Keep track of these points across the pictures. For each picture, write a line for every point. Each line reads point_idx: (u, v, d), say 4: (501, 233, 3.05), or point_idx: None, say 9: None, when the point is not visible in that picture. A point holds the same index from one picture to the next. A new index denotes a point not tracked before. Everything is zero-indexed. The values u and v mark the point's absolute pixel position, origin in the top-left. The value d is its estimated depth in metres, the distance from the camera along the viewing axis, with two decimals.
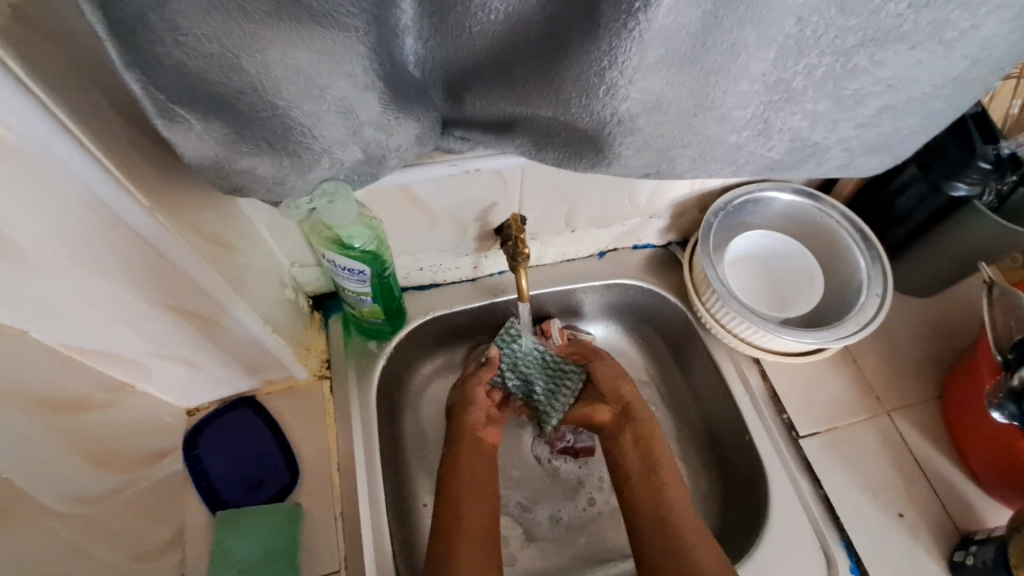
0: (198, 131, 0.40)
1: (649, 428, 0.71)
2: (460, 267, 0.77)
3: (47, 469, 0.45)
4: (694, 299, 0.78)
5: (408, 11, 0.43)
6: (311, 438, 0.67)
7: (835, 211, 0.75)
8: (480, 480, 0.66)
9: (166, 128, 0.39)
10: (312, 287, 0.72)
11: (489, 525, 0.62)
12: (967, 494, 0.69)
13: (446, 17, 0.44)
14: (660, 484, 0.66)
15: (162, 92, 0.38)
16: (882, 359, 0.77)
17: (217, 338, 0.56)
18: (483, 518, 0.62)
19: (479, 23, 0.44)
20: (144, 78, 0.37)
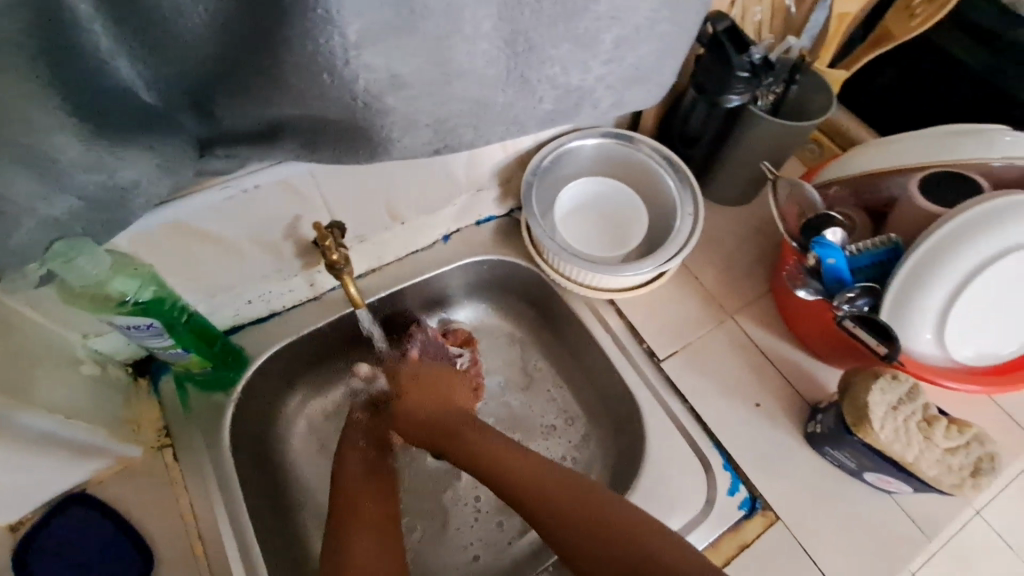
0: None
1: (478, 440, 0.68)
2: (295, 289, 0.73)
3: None
4: (539, 259, 0.79)
5: (100, 34, 0.38)
6: (160, 515, 0.62)
7: (641, 144, 0.78)
8: (362, 458, 0.71)
9: None
10: (126, 355, 0.65)
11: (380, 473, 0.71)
12: (809, 368, 0.76)
13: (148, 34, 0.39)
14: (527, 487, 0.63)
15: None
16: (718, 268, 0.83)
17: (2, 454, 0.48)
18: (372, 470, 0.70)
19: (185, 30, 0.40)
20: None
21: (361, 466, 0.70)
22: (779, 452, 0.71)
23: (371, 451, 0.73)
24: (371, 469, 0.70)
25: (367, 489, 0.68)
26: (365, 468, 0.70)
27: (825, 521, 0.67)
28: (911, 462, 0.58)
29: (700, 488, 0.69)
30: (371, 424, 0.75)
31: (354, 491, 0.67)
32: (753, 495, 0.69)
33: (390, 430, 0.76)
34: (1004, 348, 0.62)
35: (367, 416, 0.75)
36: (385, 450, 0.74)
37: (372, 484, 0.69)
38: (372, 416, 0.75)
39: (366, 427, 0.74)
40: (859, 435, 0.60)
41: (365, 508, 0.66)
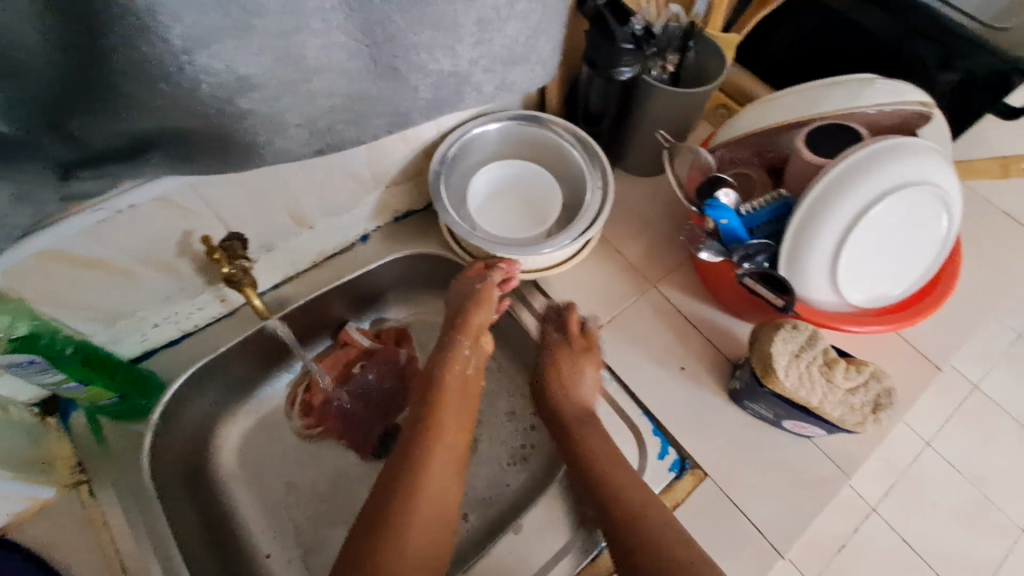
0: None
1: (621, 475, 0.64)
2: (205, 306, 0.71)
3: None
4: (459, 249, 0.79)
5: None
6: (81, 550, 0.61)
7: (547, 123, 0.78)
8: (450, 426, 0.65)
9: None
10: (29, 396, 0.63)
11: (476, 378, 0.71)
12: (729, 327, 0.78)
13: None
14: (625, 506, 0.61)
15: None
16: (638, 240, 0.85)
17: None
18: (473, 373, 0.71)
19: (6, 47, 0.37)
20: None
21: (459, 380, 0.69)
22: (706, 411, 0.73)
23: (471, 361, 0.71)
24: (465, 381, 0.69)
25: (439, 474, 0.61)
26: (450, 450, 0.63)
27: (751, 472, 0.70)
28: (816, 405, 0.60)
29: (631, 456, 0.71)
30: (458, 371, 0.69)
31: (444, 405, 0.66)
32: (683, 456, 0.71)
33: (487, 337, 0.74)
34: (902, 286, 0.66)
35: (456, 361, 0.70)
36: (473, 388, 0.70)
37: (443, 460, 0.62)
38: (478, 317, 0.71)
39: (455, 374, 0.69)
40: (769, 385, 0.62)
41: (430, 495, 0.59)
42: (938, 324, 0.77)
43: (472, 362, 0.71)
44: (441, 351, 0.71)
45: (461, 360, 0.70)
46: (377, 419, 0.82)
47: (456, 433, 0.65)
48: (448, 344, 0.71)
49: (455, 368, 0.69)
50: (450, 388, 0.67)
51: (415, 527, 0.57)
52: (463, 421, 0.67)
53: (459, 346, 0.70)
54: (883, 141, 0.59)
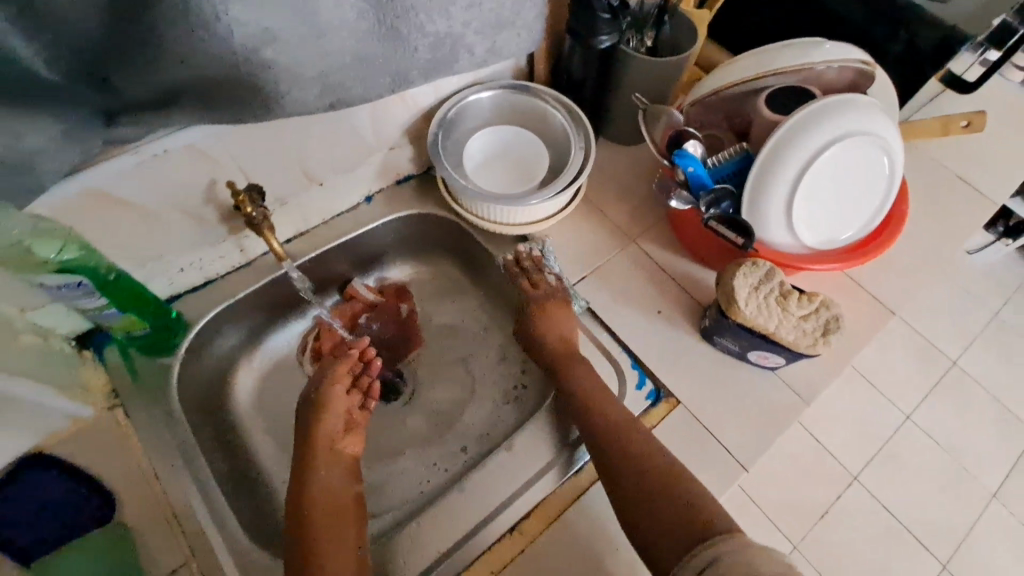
0: None
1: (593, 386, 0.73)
2: (225, 255, 0.78)
3: None
4: (455, 206, 0.86)
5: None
6: (116, 465, 0.67)
7: (537, 91, 0.86)
8: (320, 495, 0.66)
9: None
10: (68, 329, 0.69)
11: (348, 503, 0.67)
12: (702, 276, 0.86)
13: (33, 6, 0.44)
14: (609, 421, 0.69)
15: None
16: (619, 201, 0.92)
17: None
18: (342, 501, 0.67)
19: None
20: None
21: (324, 499, 0.65)
22: (680, 349, 0.81)
23: (333, 479, 0.68)
24: (334, 501, 0.66)
25: (330, 485, 0.67)
26: (337, 476, 0.68)
27: (720, 402, 0.77)
28: (773, 330, 0.68)
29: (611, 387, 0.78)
30: (328, 437, 0.70)
31: (310, 520, 0.64)
32: (658, 387, 0.78)
33: (351, 438, 0.73)
34: (856, 229, 0.73)
35: (322, 429, 0.70)
36: (351, 468, 0.71)
37: (329, 486, 0.67)
38: (328, 425, 0.71)
39: (321, 498, 0.65)
40: (733, 317, 0.69)
41: (325, 511, 0.64)
42: (891, 272, 0.85)
43: (347, 459, 0.71)
44: (298, 471, 0.68)
45: (325, 476, 0.68)
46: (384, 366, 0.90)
47: (317, 506, 0.65)
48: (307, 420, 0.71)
49: (339, 399, 0.72)
50: (320, 455, 0.69)
51: None
52: (339, 505, 0.66)
53: (332, 395, 0.71)
54: (830, 99, 0.67)
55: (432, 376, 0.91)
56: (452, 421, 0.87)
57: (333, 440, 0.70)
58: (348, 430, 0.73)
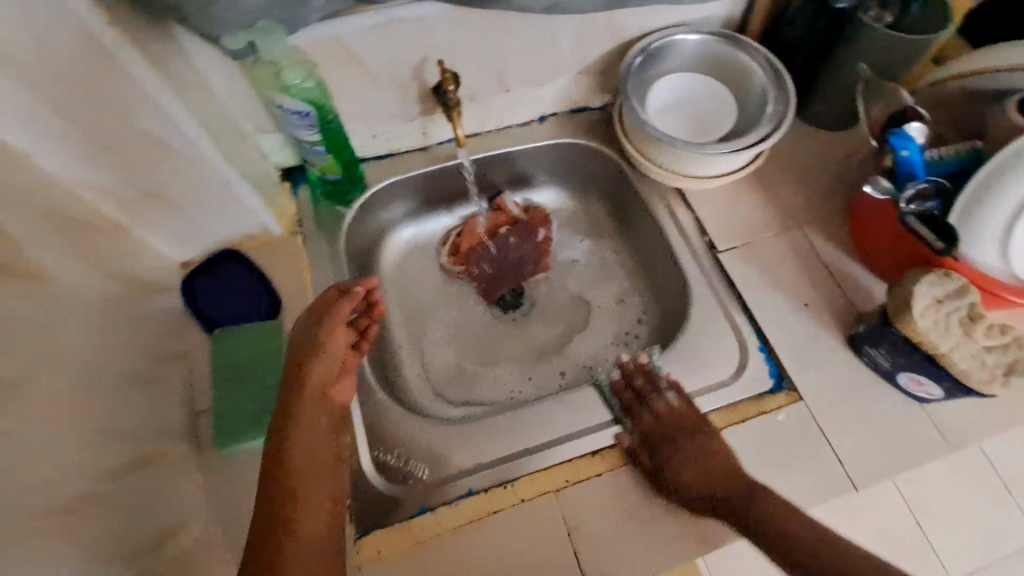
0: None
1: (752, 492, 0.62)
2: (410, 134, 0.86)
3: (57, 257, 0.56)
4: (625, 141, 0.86)
5: None
6: (287, 281, 0.77)
7: (745, 44, 0.82)
8: (294, 492, 0.56)
9: None
10: (277, 161, 0.82)
11: (332, 456, 0.60)
12: (865, 283, 0.78)
13: None
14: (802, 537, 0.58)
15: None
16: (795, 183, 0.86)
17: (178, 163, 0.63)
18: (325, 454, 0.59)
19: None
20: None
21: (308, 454, 0.58)
22: (818, 349, 0.75)
23: (322, 428, 0.61)
24: (317, 455, 0.59)
25: (312, 449, 0.59)
26: (319, 429, 0.60)
27: (847, 413, 0.71)
28: (943, 352, 0.61)
29: (731, 361, 0.75)
30: (318, 382, 0.62)
31: (291, 479, 0.56)
32: (782, 377, 0.73)
33: (342, 385, 0.64)
34: None
35: (310, 377, 0.61)
36: (337, 426, 0.62)
37: (310, 473, 0.57)
38: (321, 367, 0.62)
39: (300, 450, 0.58)
40: (900, 325, 0.63)
41: (302, 510, 0.55)
42: None
43: (327, 419, 0.61)
44: (286, 409, 0.60)
45: (310, 422, 0.60)
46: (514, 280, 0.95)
47: (285, 530, 0.53)
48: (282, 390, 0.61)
49: (325, 358, 0.62)
50: (300, 429, 0.59)
51: None
52: (327, 464, 0.59)
53: (331, 343, 0.63)
54: None
55: (550, 300, 0.94)
56: (556, 346, 0.90)
57: (321, 387, 0.61)
58: (340, 376, 0.64)
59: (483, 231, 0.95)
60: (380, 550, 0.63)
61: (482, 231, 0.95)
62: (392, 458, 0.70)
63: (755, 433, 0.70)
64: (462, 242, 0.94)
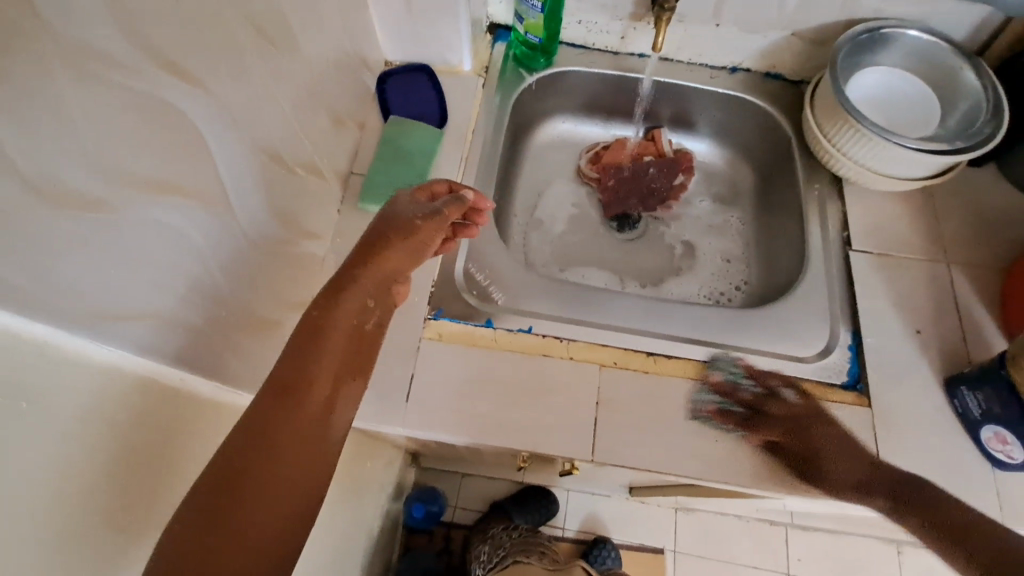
0: None
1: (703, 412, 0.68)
2: (611, 33, 0.92)
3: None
4: (807, 113, 0.86)
5: None
6: (460, 109, 0.87)
7: (979, 62, 0.78)
8: (309, 381, 0.47)
9: None
10: (493, 13, 0.93)
11: (376, 334, 0.55)
12: (993, 341, 0.73)
13: None
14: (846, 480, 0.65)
15: None
16: (962, 221, 0.81)
17: None
18: (370, 332, 0.53)
19: None
20: None
21: (352, 335, 0.51)
22: (911, 375, 0.72)
23: (375, 311, 0.55)
24: (354, 336, 0.51)
25: (357, 320, 0.52)
26: (381, 313, 0.55)
27: (911, 438, 0.68)
28: None
29: (815, 344, 0.75)
30: (387, 272, 0.55)
31: (325, 348, 0.49)
32: (861, 380, 0.72)
33: (401, 285, 0.59)
34: None
35: (383, 264, 0.55)
36: (382, 320, 0.56)
37: (342, 357, 0.50)
38: (397, 263, 0.56)
39: (347, 331, 0.51)
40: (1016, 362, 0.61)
41: (321, 395, 0.48)
42: None
43: (378, 312, 0.55)
44: (342, 278, 0.53)
45: (355, 308, 0.52)
46: (638, 207, 0.98)
47: (299, 416, 0.46)
48: (341, 270, 0.54)
49: (395, 258, 0.56)
50: (345, 315, 0.51)
51: (252, 539, 0.42)
52: (373, 340, 0.54)
53: (391, 256, 0.55)
54: None
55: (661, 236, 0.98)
56: (649, 275, 0.94)
57: (391, 278, 0.56)
58: (403, 280, 0.59)
59: (630, 153, 1.00)
60: (441, 335, 0.70)
61: (628, 152, 1.00)
62: (479, 276, 0.77)
63: (809, 411, 0.69)
64: (608, 153, 1.00)
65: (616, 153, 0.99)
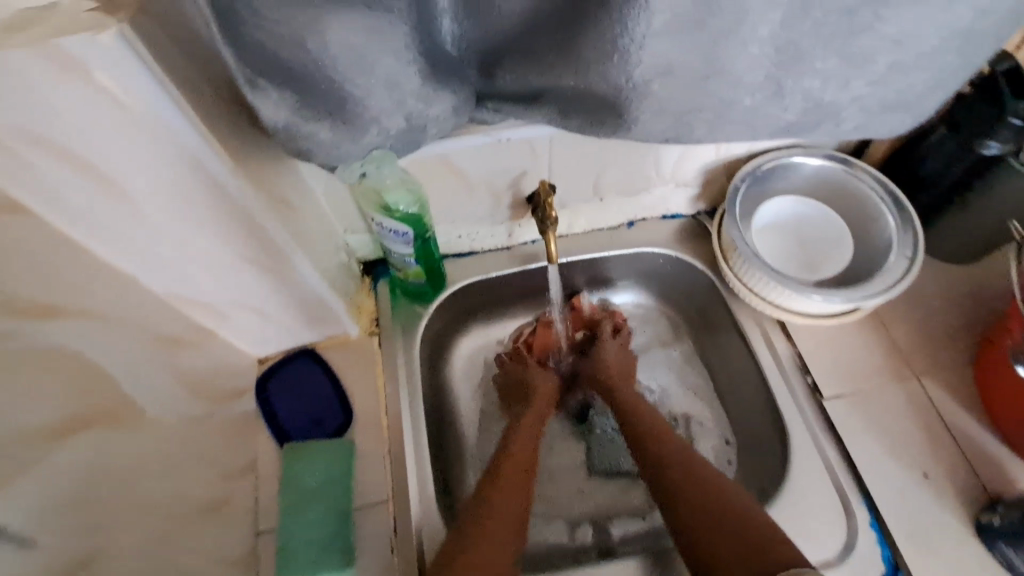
0: (274, 98, 0.45)
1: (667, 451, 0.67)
2: (495, 236, 0.83)
3: (133, 364, 0.56)
4: (722, 265, 0.79)
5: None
6: (365, 388, 0.75)
7: (865, 175, 0.75)
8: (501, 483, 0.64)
9: (251, 95, 0.44)
10: (363, 254, 0.80)
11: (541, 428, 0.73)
12: (999, 457, 0.69)
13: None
14: (717, 502, 0.60)
15: (248, 66, 0.43)
16: (913, 323, 0.77)
17: (272, 274, 0.61)
18: (530, 445, 0.70)
19: None
20: (237, 59, 0.42)
21: (529, 429, 0.72)
22: (939, 531, 0.66)
23: (536, 421, 0.73)
24: (527, 441, 0.70)
25: (529, 438, 0.71)
26: (528, 444, 0.70)
27: None
28: None
29: (838, 532, 0.67)
30: (544, 398, 0.77)
31: (505, 460, 0.67)
32: (898, 562, 0.65)
33: (546, 399, 0.77)
34: None
35: (533, 403, 0.76)
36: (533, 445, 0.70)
37: (530, 445, 0.70)
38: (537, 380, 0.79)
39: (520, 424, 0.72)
40: None
41: (513, 472, 0.66)
42: None
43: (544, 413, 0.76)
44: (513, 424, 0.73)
45: (532, 416, 0.74)
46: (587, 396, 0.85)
47: (500, 492, 0.63)
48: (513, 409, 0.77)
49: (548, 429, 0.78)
50: (524, 453, 0.69)
51: None
52: (528, 452, 0.69)
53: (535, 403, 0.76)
54: None
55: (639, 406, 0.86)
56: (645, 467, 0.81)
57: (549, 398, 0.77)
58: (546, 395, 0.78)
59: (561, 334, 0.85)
60: None
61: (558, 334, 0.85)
62: None
63: None
64: (537, 343, 0.85)
65: (546, 342, 0.84)
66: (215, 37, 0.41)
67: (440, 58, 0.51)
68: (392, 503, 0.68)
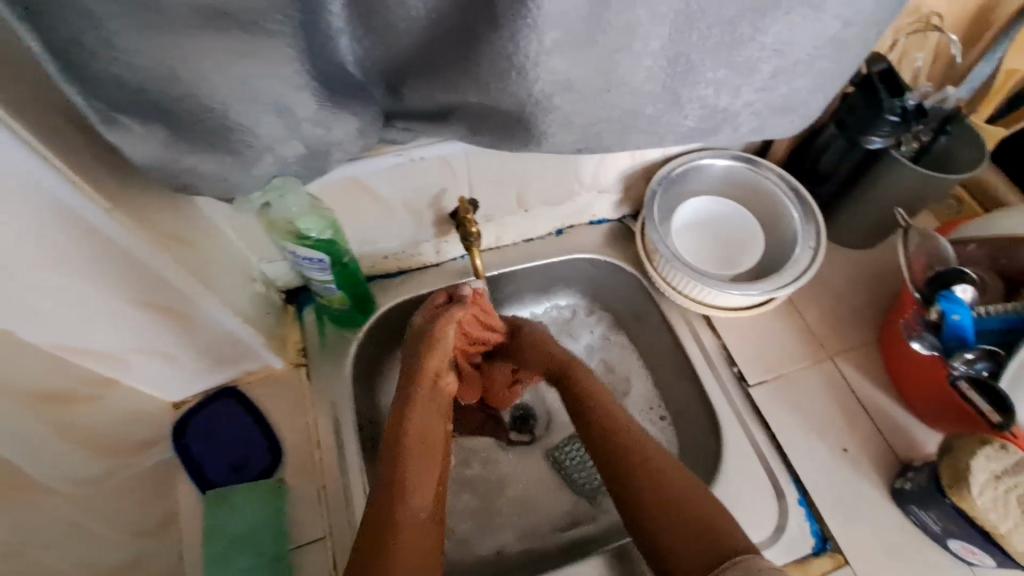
0: (139, 133, 0.43)
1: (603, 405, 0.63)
2: (423, 253, 0.82)
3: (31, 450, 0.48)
4: (647, 266, 0.81)
5: (337, 14, 0.44)
6: (294, 424, 0.72)
7: (770, 173, 0.79)
8: (411, 482, 0.55)
9: (108, 132, 0.43)
10: (283, 282, 0.77)
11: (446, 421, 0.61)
12: (909, 426, 0.74)
13: (373, 19, 0.46)
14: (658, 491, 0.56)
15: (103, 100, 0.40)
16: (825, 308, 0.82)
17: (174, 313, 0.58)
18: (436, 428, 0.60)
19: (403, 20, 0.46)
20: (86, 90, 0.40)
21: (422, 434, 0.58)
22: (861, 503, 0.70)
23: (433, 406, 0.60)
24: (429, 434, 0.59)
25: (425, 423, 0.59)
26: (433, 415, 0.60)
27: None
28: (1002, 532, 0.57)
29: (771, 514, 0.70)
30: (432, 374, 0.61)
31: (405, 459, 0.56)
32: (825, 535, 0.69)
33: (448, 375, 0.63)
34: None
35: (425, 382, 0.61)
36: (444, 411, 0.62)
37: (426, 449, 0.58)
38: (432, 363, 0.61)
39: (417, 424, 0.58)
40: (954, 497, 0.60)
41: (422, 490, 0.56)
42: None
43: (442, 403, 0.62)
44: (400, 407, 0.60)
45: (424, 402, 0.60)
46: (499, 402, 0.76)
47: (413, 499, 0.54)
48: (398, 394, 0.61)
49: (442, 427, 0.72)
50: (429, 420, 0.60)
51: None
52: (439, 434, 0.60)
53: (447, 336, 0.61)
54: None
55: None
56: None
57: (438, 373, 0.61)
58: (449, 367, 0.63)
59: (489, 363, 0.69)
60: None
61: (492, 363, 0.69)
62: None
63: None
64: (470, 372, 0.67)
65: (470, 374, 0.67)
66: (55, 75, 0.39)
67: (337, 78, 0.49)
68: (331, 539, 0.66)
